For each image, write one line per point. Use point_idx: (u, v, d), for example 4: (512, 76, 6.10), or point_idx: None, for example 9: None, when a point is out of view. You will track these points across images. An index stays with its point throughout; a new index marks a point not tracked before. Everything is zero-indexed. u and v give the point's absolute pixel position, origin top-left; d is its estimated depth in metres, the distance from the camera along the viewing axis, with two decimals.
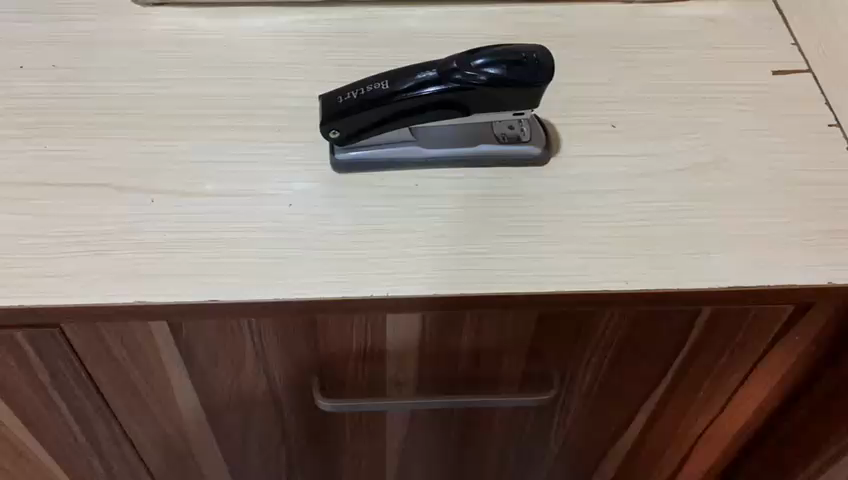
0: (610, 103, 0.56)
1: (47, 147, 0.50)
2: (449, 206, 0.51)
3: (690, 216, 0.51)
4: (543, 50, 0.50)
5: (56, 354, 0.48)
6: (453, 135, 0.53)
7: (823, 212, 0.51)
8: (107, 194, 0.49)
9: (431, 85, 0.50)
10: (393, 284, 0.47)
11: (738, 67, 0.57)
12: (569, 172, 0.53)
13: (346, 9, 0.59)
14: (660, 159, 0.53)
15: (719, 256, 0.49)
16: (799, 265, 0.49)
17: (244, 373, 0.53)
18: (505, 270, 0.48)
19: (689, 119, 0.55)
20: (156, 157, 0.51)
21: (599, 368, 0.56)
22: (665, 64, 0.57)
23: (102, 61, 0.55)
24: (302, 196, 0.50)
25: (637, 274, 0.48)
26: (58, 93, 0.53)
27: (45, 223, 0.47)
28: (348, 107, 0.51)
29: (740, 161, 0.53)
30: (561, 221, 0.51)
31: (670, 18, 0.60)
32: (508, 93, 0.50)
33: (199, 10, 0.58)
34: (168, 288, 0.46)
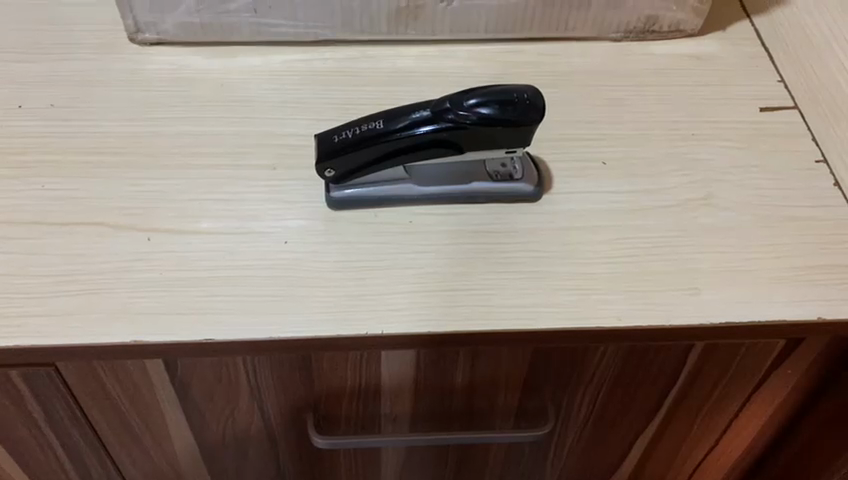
0: (600, 141, 0.58)
1: (45, 186, 0.53)
2: (443, 242, 0.51)
3: (681, 250, 0.51)
4: (536, 90, 0.50)
5: (50, 391, 0.51)
6: (446, 173, 0.54)
7: (809, 246, 0.52)
8: (105, 233, 0.51)
9: (424, 124, 0.49)
10: (386, 322, 0.47)
11: (723, 107, 0.61)
12: (561, 208, 0.53)
13: (342, 49, 0.65)
14: (648, 196, 0.54)
15: (710, 292, 0.49)
16: (789, 301, 0.49)
17: (239, 408, 0.55)
18: (503, 303, 0.48)
19: (676, 156, 0.57)
20: (154, 196, 0.53)
21: (594, 399, 0.58)
22: (645, 103, 0.61)
23: (101, 102, 0.59)
24: (297, 234, 0.51)
25: (633, 310, 0.48)
26: (55, 130, 0.57)
27: (43, 264, 0.49)
28: (342, 146, 0.51)
29: (727, 196, 0.55)
30: (555, 256, 0.51)
31: (653, 56, 0.65)
32: (501, 133, 0.49)
33: (197, 50, 0.64)
34: (161, 328, 0.46)
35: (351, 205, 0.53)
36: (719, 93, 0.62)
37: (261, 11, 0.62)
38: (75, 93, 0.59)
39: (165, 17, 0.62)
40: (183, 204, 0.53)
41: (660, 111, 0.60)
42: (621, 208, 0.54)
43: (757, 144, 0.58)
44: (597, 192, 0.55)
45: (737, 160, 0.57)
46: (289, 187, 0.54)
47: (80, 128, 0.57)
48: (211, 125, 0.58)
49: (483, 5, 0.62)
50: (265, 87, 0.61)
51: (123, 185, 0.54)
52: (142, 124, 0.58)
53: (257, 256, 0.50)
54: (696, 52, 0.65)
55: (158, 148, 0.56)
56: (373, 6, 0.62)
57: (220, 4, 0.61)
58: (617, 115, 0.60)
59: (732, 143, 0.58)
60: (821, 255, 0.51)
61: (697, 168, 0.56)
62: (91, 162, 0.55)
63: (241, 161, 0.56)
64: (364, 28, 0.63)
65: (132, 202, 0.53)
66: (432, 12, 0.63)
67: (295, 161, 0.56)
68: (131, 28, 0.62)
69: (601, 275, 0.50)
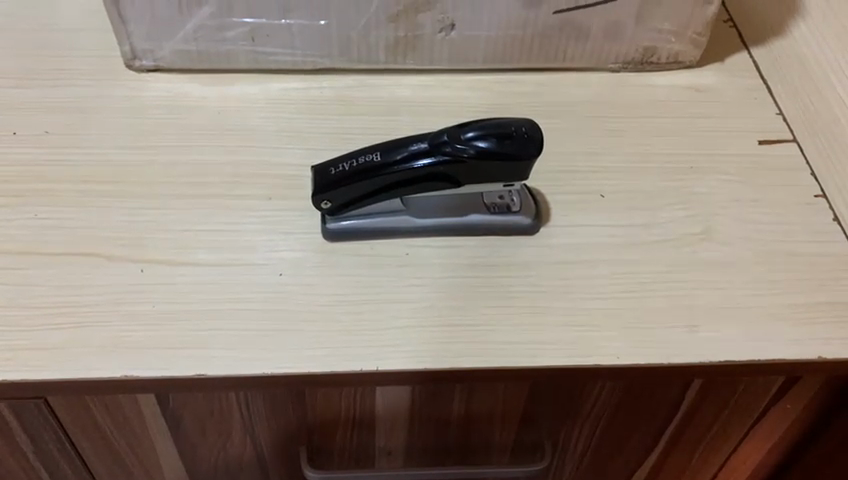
0: (598, 173, 0.58)
1: (38, 215, 0.53)
2: (439, 275, 0.51)
3: (679, 285, 0.51)
4: (533, 124, 0.49)
5: (39, 423, 0.50)
6: (443, 204, 0.53)
7: (808, 283, 0.51)
8: (98, 263, 0.50)
9: (421, 158, 0.49)
10: (381, 358, 0.46)
11: (721, 140, 0.61)
12: (558, 241, 0.53)
13: (340, 77, 0.65)
14: (646, 229, 0.54)
15: (709, 329, 0.49)
16: (788, 339, 0.49)
17: (231, 440, 0.55)
18: (500, 339, 0.48)
19: (675, 189, 0.57)
20: (148, 225, 0.53)
21: (591, 433, 0.57)
22: (644, 135, 0.61)
23: (96, 129, 0.59)
24: (292, 266, 0.51)
25: (631, 347, 0.48)
26: (49, 159, 0.56)
27: (35, 295, 0.48)
28: (339, 178, 0.50)
29: (727, 230, 0.54)
30: (552, 290, 0.50)
31: (650, 88, 0.65)
32: (498, 168, 0.49)
33: (194, 77, 0.64)
34: (153, 363, 0.46)
35: (347, 237, 0.52)
36: (717, 125, 0.62)
37: (259, 39, 0.62)
38: (70, 120, 0.59)
39: (163, 43, 0.62)
40: (177, 234, 0.52)
41: (659, 143, 0.60)
42: (620, 242, 0.53)
43: (756, 178, 0.58)
44: (596, 225, 0.54)
45: (736, 193, 0.57)
46: (285, 218, 0.54)
47: (74, 156, 0.57)
48: (207, 153, 0.58)
49: (481, 35, 0.62)
50: (263, 115, 0.61)
51: (116, 215, 0.53)
52: (137, 152, 0.57)
53: (252, 288, 0.49)
54: (694, 83, 0.65)
55: (154, 176, 0.56)
56: (372, 34, 0.62)
57: (219, 32, 0.61)
58: (616, 147, 0.60)
59: (731, 177, 0.58)
60: (821, 293, 0.51)
61: (695, 201, 0.56)
62: (85, 190, 0.55)
63: (237, 191, 0.55)
64: (362, 57, 0.64)
65: (126, 232, 0.52)
66: (430, 41, 0.63)
67: (291, 190, 0.56)
68: (128, 54, 0.62)
69: (600, 311, 0.49)
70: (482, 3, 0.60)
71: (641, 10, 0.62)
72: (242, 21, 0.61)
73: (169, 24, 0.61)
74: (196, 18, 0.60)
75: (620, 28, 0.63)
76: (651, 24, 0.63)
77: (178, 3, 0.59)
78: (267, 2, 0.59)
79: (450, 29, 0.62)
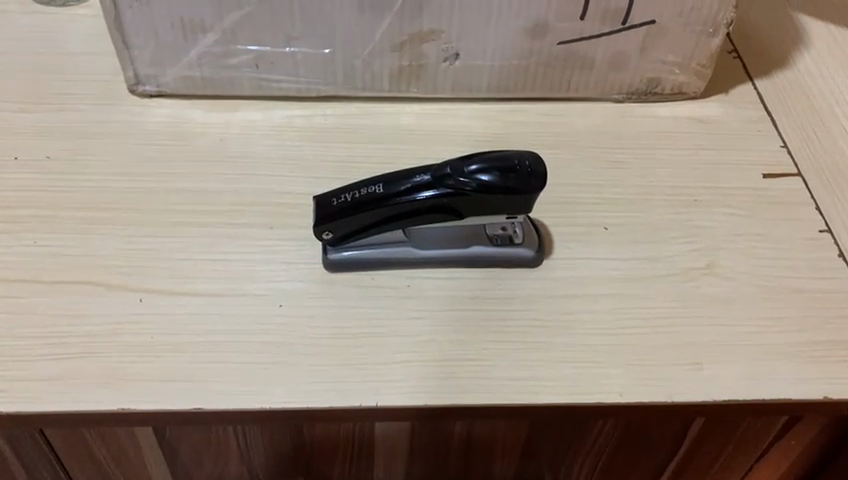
0: (601, 205, 0.57)
1: (37, 242, 0.52)
2: (440, 308, 0.50)
3: (682, 321, 0.50)
4: (537, 157, 0.49)
5: (34, 452, 0.49)
6: (445, 235, 0.53)
7: (813, 320, 0.51)
8: (96, 292, 0.50)
9: (424, 190, 0.49)
10: (381, 394, 0.46)
11: (725, 173, 0.60)
12: (561, 274, 0.53)
13: (343, 104, 0.64)
14: (649, 263, 0.54)
15: (713, 367, 0.48)
16: (793, 379, 0.48)
17: (228, 471, 0.54)
18: (501, 375, 0.47)
19: (679, 222, 0.56)
20: (147, 254, 0.52)
21: (592, 469, 0.57)
22: (648, 167, 0.60)
23: (98, 156, 0.58)
24: (292, 296, 0.50)
25: (634, 385, 0.47)
26: (49, 185, 0.56)
27: (30, 325, 0.48)
28: (341, 209, 0.50)
29: (731, 265, 0.54)
30: (553, 325, 0.50)
31: (654, 119, 0.65)
32: (501, 201, 0.49)
33: (197, 103, 0.64)
34: (150, 396, 0.45)
35: (348, 268, 0.52)
36: (721, 158, 0.61)
37: (263, 66, 0.62)
38: (72, 146, 0.59)
39: (166, 69, 0.62)
40: (176, 263, 0.52)
41: (662, 175, 0.60)
42: (622, 276, 0.53)
43: (760, 212, 0.58)
44: (599, 258, 0.54)
45: (740, 227, 0.56)
46: (285, 248, 0.53)
47: (74, 182, 0.56)
48: (208, 181, 0.57)
49: (485, 64, 0.62)
50: (265, 142, 0.61)
51: (114, 243, 0.53)
52: (138, 179, 0.57)
53: (251, 319, 0.49)
54: (698, 115, 0.65)
55: (154, 203, 0.56)
56: (377, 63, 0.62)
57: (223, 59, 0.61)
58: (619, 179, 0.59)
59: (735, 211, 0.58)
60: (825, 331, 0.50)
61: (699, 235, 0.56)
62: (85, 217, 0.54)
63: (238, 220, 0.55)
64: (366, 85, 0.64)
65: (125, 259, 0.52)
66: (434, 70, 0.63)
67: (292, 219, 0.55)
68: (131, 80, 0.62)
69: (602, 347, 0.49)
70: (487, 33, 0.60)
71: (646, 42, 0.62)
72: (246, 48, 0.61)
73: (173, 50, 0.61)
74: (201, 45, 0.60)
75: (624, 60, 0.63)
76: (655, 56, 0.63)
77: (182, 28, 0.59)
78: (272, 30, 0.59)
79: (454, 58, 0.62)
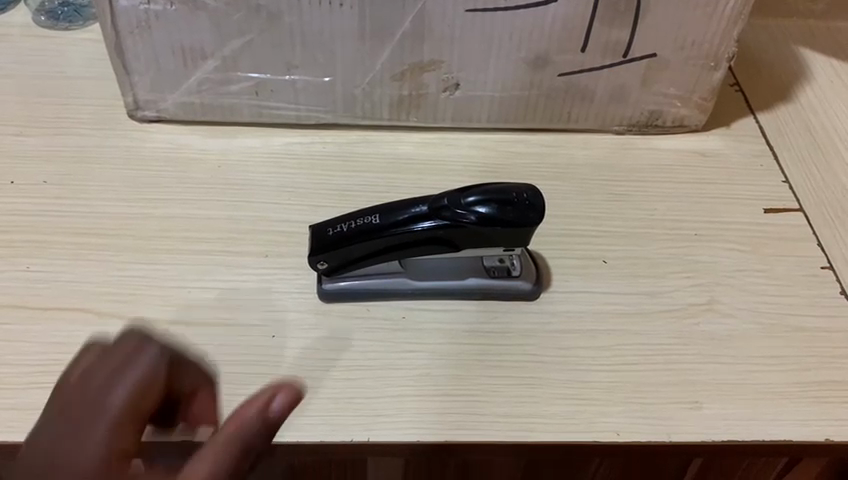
0: (602, 239, 0.57)
1: (30, 268, 0.52)
2: (435, 342, 0.50)
3: (682, 358, 0.50)
4: (534, 190, 0.48)
5: (15, 471, 0.49)
6: (443, 267, 0.52)
7: (815, 359, 0.50)
8: (89, 320, 0.49)
9: (420, 222, 0.48)
10: (374, 429, 0.45)
11: (727, 208, 0.60)
12: (558, 308, 0.52)
13: (343, 132, 0.64)
14: (649, 298, 0.53)
15: (712, 406, 0.48)
16: (794, 420, 0.47)
17: None
18: (497, 412, 0.46)
19: (679, 256, 0.56)
20: (140, 282, 0.52)
21: None
22: (649, 200, 0.60)
23: (95, 181, 0.58)
24: (287, 327, 0.50)
25: (632, 425, 0.46)
26: (45, 210, 0.55)
27: (21, 353, 0.47)
28: (336, 239, 0.50)
29: (731, 302, 0.53)
30: (551, 362, 0.49)
31: (655, 152, 0.64)
32: (499, 234, 0.48)
33: (196, 129, 0.63)
34: None
35: (342, 298, 0.51)
36: (722, 193, 0.61)
37: (262, 93, 0.62)
38: (68, 171, 0.58)
39: (166, 95, 0.62)
40: (169, 291, 0.51)
41: (664, 209, 0.59)
42: (622, 311, 0.52)
43: (762, 248, 0.57)
44: (598, 292, 0.53)
45: (741, 263, 0.56)
46: (281, 277, 0.53)
47: (71, 207, 0.56)
48: (205, 208, 0.57)
49: (486, 95, 0.62)
50: (263, 170, 0.60)
51: (109, 269, 0.52)
52: (135, 205, 0.57)
53: (244, 349, 0.48)
54: (700, 149, 0.65)
55: (150, 229, 0.55)
56: (377, 93, 0.62)
57: (222, 86, 0.61)
58: (619, 212, 0.59)
59: (736, 247, 0.57)
60: (827, 371, 0.50)
61: (700, 270, 0.55)
62: (79, 243, 0.54)
63: (234, 248, 0.54)
64: (365, 114, 0.63)
65: (119, 287, 0.51)
66: (434, 100, 0.62)
67: (289, 248, 0.55)
68: (131, 105, 0.62)
69: (600, 384, 0.48)
70: (488, 64, 0.60)
71: (647, 75, 0.62)
72: (247, 75, 0.61)
73: (173, 77, 0.61)
74: (201, 72, 0.60)
75: (625, 92, 0.63)
76: (656, 89, 0.63)
77: (182, 55, 0.59)
78: (272, 58, 0.59)
79: (455, 88, 0.62)
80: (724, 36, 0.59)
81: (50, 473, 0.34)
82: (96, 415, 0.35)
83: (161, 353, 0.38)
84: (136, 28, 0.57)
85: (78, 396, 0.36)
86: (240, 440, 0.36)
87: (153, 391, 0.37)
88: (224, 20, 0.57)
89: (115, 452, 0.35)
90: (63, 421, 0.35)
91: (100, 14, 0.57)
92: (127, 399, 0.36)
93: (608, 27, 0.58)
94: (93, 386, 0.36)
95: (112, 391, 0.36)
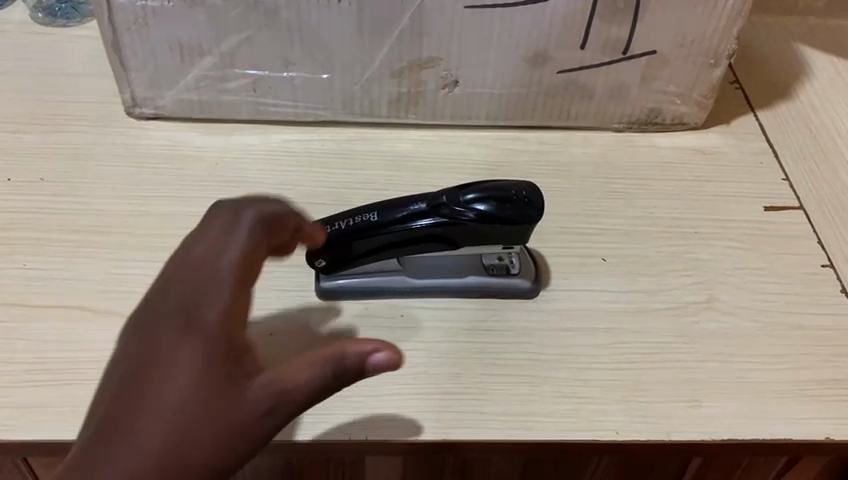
0: (602, 237, 0.56)
1: (27, 265, 0.52)
2: (434, 340, 0.49)
3: (682, 356, 0.50)
4: (533, 187, 0.48)
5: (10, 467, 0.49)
6: (442, 265, 0.52)
7: (815, 358, 0.50)
8: (86, 317, 0.49)
9: (419, 219, 0.48)
10: (372, 427, 0.45)
11: (727, 205, 0.60)
12: (558, 306, 0.52)
13: (342, 130, 0.64)
14: (649, 296, 0.53)
15: (712, 405, 0.47)
16: (793, 419, 0.47)
17: None
18: (496, 411, 0.46)
19: (679, 254, 0.56)
20: (137, 279, 0.51)
21: None
22: (648, 197, 0.60)
23: (92, 178, 0.58)
24: (285, 325, 0.49)
25: (632, 423, 0.46)
26: (42, 207, 0.55)
27: (18, 351, 0.47)
28: (335, 237, 0.49)
29: (731, 300, 0.53)
30: (550, 360, 0.49)
31: (655, 149, 0.64)
32: (498, 231, 0.48)
33: (194, 126, 0.63)
34: None
35: (340, 296, 0.51)
36: (722, 191, 0.61)
37: (260, 90, 0.61)
38: (66, 168, 0.58)
39: (164, 92, 0.61)
40: None
41: (663, 207, 0.59)
42: (621, 309, 0.52)
43: (762, 246, 0.57)
44: (598, 290, 0.53)
45: (741, 261, 0.56)
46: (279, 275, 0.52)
47: (68, 204, 0.56)
48: (203, 206, 0.57)
49: (485, 92, 0.62)
50: (261, 167, 0.60)
51: (106, 267, 0.52)
52: (132, 203, 0.56)
53: None
54: (700, 146, 0.64)
55: (147, 226, 0.55)
56: (376, 90, 0.61)
57: (220, 83, 0.61)
58: (619, 210, 0.58)
59: (736, 245, 0.57)
60: (827, 370, 0.50)
61: (700, 268, 0.55)
62: (76, 241, 0.53)
63: None
64: (364, 111, 0.63)
65: (116, 285, 0.51)
66: (433, 98, 0.62)
67: None
68: (128, 102, 0.62)
69: (599, 382, 0.48)
70: (487, 61, 0.60)
71: (647, 73, 0.61)
72: (244, 72, 0.60)
73: (170, 74, 0.60)
74: (199, 69, 0.60)
75: (625, 90, 0.62)
76: (656, 86, 0.62)
77: (180, 51, 0.59)
78: (270, 55, 0.59)
79: (453, 85, 0.61)
80: (725, 34, 0.59)
81: (185, 328, 0.37)
82: (215, 277, 0.39)
83: (257, 217, 0.42)
84: (133, 24, 0.57)
85: (197, 259, 0.39)
86: (337, 365, 0.37)
87: (259, 251, 0.41)
88: (222, 16, 0.57)
89: (234, 317, 0.38)
90: (185, 281, 0.39)
91: (97, 10, 0.57)
92: (238, 257, 0.40)
93: (607, 24, 0.58)
94: (205, 253, 0.39)
95: (226, 251, 0.40)
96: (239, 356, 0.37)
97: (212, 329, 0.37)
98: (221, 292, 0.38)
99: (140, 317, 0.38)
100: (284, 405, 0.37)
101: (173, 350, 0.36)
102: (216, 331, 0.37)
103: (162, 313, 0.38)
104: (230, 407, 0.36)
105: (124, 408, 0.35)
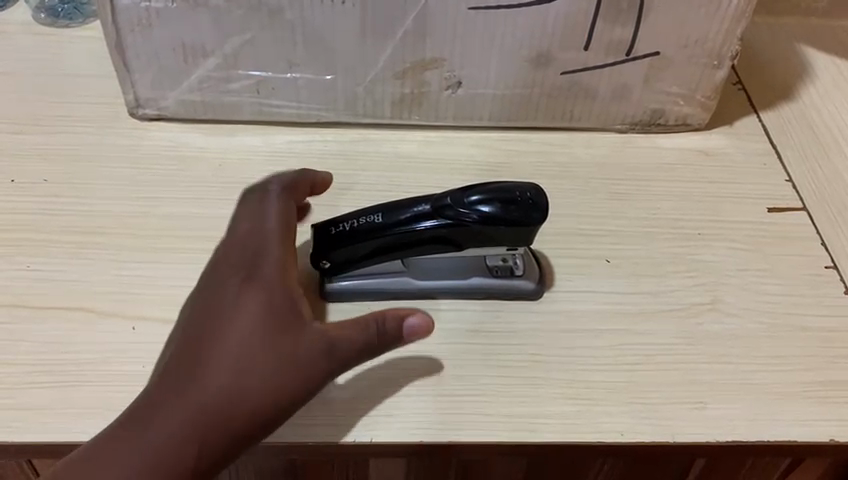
0: (605, 238, 0.56)
1: (30, 267, 0.52)
2: (437, 342, 0.49)
3: (685, 358, 0.50)
4: (538, 189, 0.48)
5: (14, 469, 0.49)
6: (446, 266, 0.52)
7: (819, 359, 0.50)
8: (89, 319, 0.49)
9: (424, 221, 0.48)
10: (376, 429, 0.45)
11: (730, 206, 0.60)
12: (561, 307, 0.52)
13: (345, 131, 0.64)
14: (652, 298, 0.53)
15: (716, 406, 0.47)
16: (798, 421, 0.47)
17: None
18: (500, 412, 0.46)
19: (683, 256, 0.56)
20: (141, 281, 0.51)
21: None
22: (652, 198, 0.60)
23: (95, 179, 0.58)
24: None
25: (636, 425, 0.46)
26: (45, 208, 0.55)
27: (22, 353, 0.47)
28: (339, 239, 0.49)
29: (735, 302, 0.53)
30: (554, 362, 0.49)
31: (658, 150, 0.64)
32: (502, 233, 0.48)
33: (197, 127, 0.63)
34: None
35: (344, 298, 0.51)
36: (726, 192, 0.61)
37: (263, 91, 0.61)
38: (69, 169, 0.58)
39: (167, 93, 0.61)
40: (169, 291, 0.51)
41: (667, 208, 0.59)
42: (625, 311, 0.52)
43: (766, 247, 0.57)
44: (601, 291, 0.53)
45: (744, 262, 0.56)
46: None
47: (71, 205, 0.56)
48: (206, 207, 0.57)
49: (488, 93, 0.62)
50: (264, 168, 0.60)
51: (109, 268, 0.52)
52: (135, 204, 0.56)
53: None
54: (703, 147, 0.64)
55: (151, 228, 0.55)
56: (379, 91, 0.61)
57: (223, 83, 0.61)
58: (622, 211, 0.58)
59: (739, 246, 0.57)
60: (831, 371, 0.49)
61: (704, 270, 0.55)
62: (79, 242, 0.53)
63: None
64: (367, 112, 0.63)
65: (119, 287, 0.51)
66: (436, 99, 0.62)
67: None
68: (131, 103, 0.62)
69: (602, 384, 0.48)
70: (490, 62, 0.60)
71: (650, 74, 0.61)
72: (248, 73, 0.60)
73: (173, 75, 0.60)
74: (202, 70, 0.60)
75: (628, 91, 0.62)
76: (659, 87, 0.62)
77: (183, 52, 0.59)
78: (274, 56, 0.59)
79: (456, 86, 0.61)
80: (728, 35, 0.59)
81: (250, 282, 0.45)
82: (265, 234, 0.47)
83: (282, 186, 0.50)
84: (136, 25, 0.57)
85: (246, 228, 0.48)
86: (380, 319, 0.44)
87: (290, 212, 0.49)
88: (226, 17, 0.57)
89: (288, 270, 0.46)
90: (240, 244, 0.47)
91: (100, 11, 0.57)
92: (279, 220, 0.48)
93: (611, 25, 0.57)
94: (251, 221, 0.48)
95: (266, 217, 0.48)
96: (293, 298, 0.45)
97: (271, 281, 0.45)
98: (273, 252, 0.46)
99: (207, 278, 0.47)
100: (337, 345, 0.43)
101: (238, 300, 0.44)
102: (276, 282, 0.45)
103: (227, 271, 0.46)
104: (284, 343, 0.43)
105: (210, 345, 0.43)
